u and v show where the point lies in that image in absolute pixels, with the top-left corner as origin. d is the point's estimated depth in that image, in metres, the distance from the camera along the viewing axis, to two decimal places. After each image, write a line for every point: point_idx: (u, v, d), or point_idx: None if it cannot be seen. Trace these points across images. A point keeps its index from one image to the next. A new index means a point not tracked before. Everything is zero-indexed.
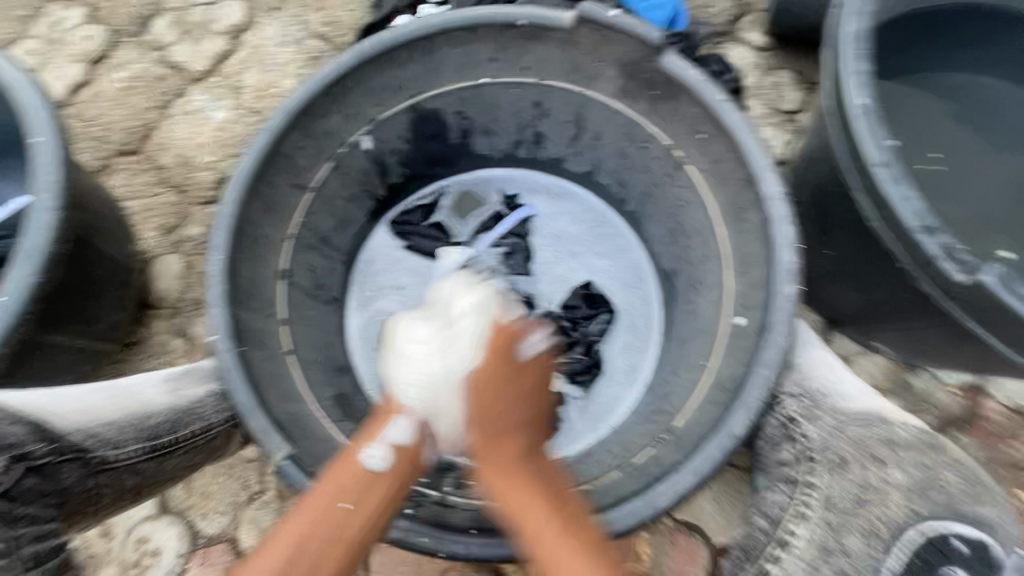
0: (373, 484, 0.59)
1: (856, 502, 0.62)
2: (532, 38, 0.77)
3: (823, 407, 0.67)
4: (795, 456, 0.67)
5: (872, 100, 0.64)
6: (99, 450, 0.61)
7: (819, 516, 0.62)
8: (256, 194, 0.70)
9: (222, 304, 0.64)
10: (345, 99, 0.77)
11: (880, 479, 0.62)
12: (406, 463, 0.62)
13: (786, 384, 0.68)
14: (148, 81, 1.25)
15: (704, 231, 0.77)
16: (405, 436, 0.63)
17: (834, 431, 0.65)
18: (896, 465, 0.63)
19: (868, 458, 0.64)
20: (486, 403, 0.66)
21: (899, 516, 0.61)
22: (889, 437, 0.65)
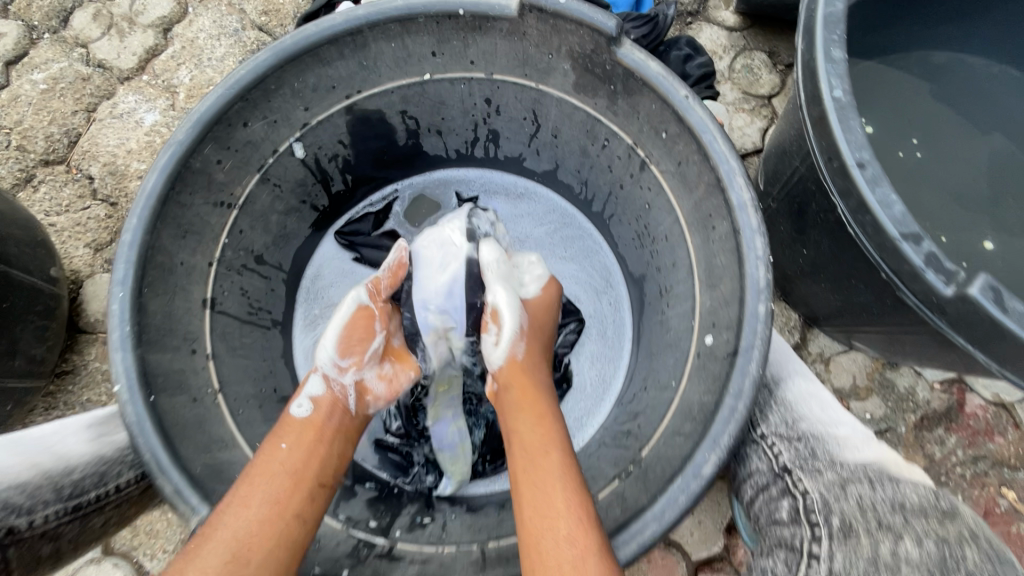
0: (302, 429, 0.62)
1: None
2: (474, 29, 0.68)
3: (819, 458, 0.56)
4: (794, 518, 0.53)
5: (848, 94, 0.58)
6: (10, 519, 0.49)
7: None
8: (165, 217, 0.62)
9: (126, 347, 0.56)
10: (269, 103, 0.68)
11: (895, 553, 0.48)
12: (329, 408, 0.65)
13: (778, 427, 0.60)
14: (72, 82, 1.14)
15: (672, 236, 0.71)
16: (317, 384, 0.66)
17: (835, 488, 0.53)
18: (911, 533, 0.49)
19: (879, 525, 0.50)
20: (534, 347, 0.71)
21: None
22: (899, 500, 0.52)
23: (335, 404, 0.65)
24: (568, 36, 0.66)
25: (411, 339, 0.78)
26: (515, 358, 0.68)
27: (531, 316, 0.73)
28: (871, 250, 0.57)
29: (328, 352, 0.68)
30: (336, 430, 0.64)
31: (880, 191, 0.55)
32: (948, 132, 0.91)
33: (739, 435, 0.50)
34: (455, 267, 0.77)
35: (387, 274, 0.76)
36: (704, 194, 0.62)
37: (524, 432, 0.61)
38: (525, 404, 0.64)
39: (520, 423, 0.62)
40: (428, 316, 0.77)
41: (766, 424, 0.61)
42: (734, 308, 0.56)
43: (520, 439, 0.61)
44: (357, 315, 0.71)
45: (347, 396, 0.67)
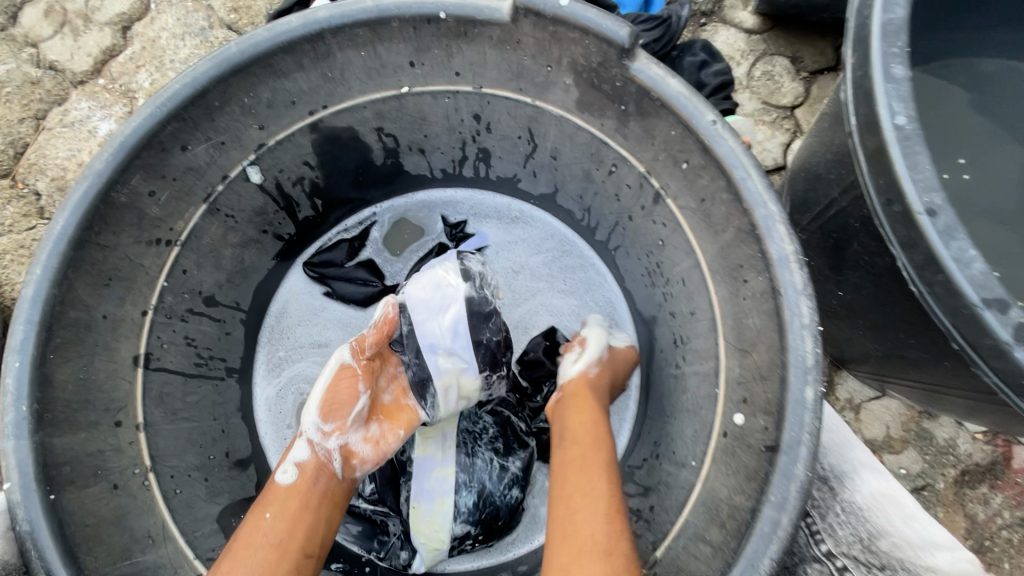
0: (290, 493, 0.56)
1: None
2: (459, 36, 0.57)
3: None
4: None
5: (915, 121, 0.47)
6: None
7: None
8: (81, 265, 0.51)
9: (22, 435, 0.45)
10: (214, 122, 0.57)
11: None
12: (315, 472, 0.59)
13: (846, 543, 0.53)
14: (19, 86, 1.03)
15: (690, 281, 0.60)
16: (304, 449, 0.59)
17: None
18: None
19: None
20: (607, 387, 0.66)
21: None
22: None
23: (322, 467, 0.59)
24: (571, 46, 0.55)
25: (420, 386, 0.65)
26: (586, 376, 0.65)
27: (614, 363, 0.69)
28: (940, 314, 0.47)
29: (313, 416, 0.61)
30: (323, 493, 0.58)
31: (956, 245, 0.44)
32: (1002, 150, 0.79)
33: (781, 560, 0.41)
34: (458, 306, 0.65)
35: (372, 330, 0.63)
36: (733, 240, 0.52)
37: (575, 466, 0.55)
38: (583, 438, 0.57)
39: (576, 454, 0.56)
40: (438, 362, 0.65)
41: (823, 531, 0.54)
42: (773, 387, 0.46)
43: (573, 470, 0.55)
44: (340, 375, 0.62)
45: (335, 461, 0.60)
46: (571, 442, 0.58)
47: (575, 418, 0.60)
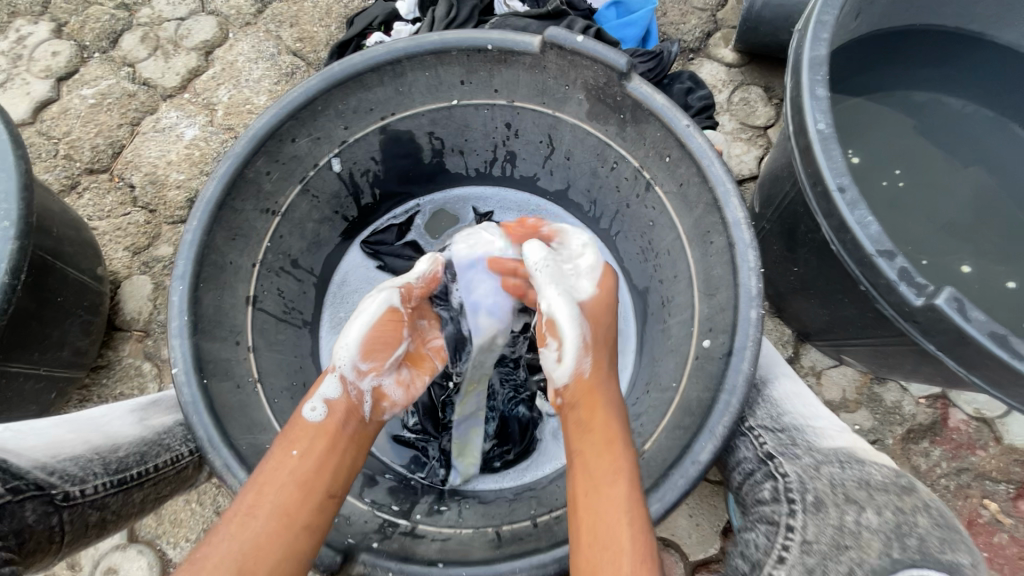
0: (317, 435, 0.64)
1: (837, 546, 0.53)
2: (501, 62, 0.77)
3: (797, 445, 0.65)
4: (774, 496, 0.60)
5: (831, 127, 0.65)
6: (64, 486, 0.58)
7: (796, 557, 0.54)
8: (220, 222, 0.70)
9: (183, 335, 0.63)
10: (315, 122, 0.76)
11: (856, 521, 0.54)
12: (342, 413, 0.67)
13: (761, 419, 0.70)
14: (118, 98, 1.21)
15: (673, 251, 0.78)
16: (335, 388, 0.68)
17: (810, 470, 0.61)
18: (871, 505, 0.56)
19: (846, 499, 0.57)
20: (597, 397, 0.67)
21: (881, 561, 0.50)
22: (864, 478, 0.60)
23: (350, 410, 0.68)
24: (584, 71, 0.75)
25: (456, 341, 0.82)
26: (581, 376, 0.67)
27: (593, 327, 0.70)
28: (851, 265, 0.64)
29: (349, 355, 0.69)
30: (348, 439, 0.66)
31: (857, 212, 0.62)
32: (928, 161, 0.98)
33: (732, 425, 0.57)
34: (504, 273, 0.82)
35: (421, 281, 0.79)
36: (703, 213, 0.70)
37: (602, 457, 0.61)
38: (603, 441, 0.62)
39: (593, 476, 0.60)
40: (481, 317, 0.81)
41: (754, 418, 0.70)
42: (729, 314, 0.64)
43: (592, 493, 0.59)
44: (383, 319, 0.73)
45: (364, 403, 0.70)
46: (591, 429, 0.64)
47: (589, 415, 0.65)
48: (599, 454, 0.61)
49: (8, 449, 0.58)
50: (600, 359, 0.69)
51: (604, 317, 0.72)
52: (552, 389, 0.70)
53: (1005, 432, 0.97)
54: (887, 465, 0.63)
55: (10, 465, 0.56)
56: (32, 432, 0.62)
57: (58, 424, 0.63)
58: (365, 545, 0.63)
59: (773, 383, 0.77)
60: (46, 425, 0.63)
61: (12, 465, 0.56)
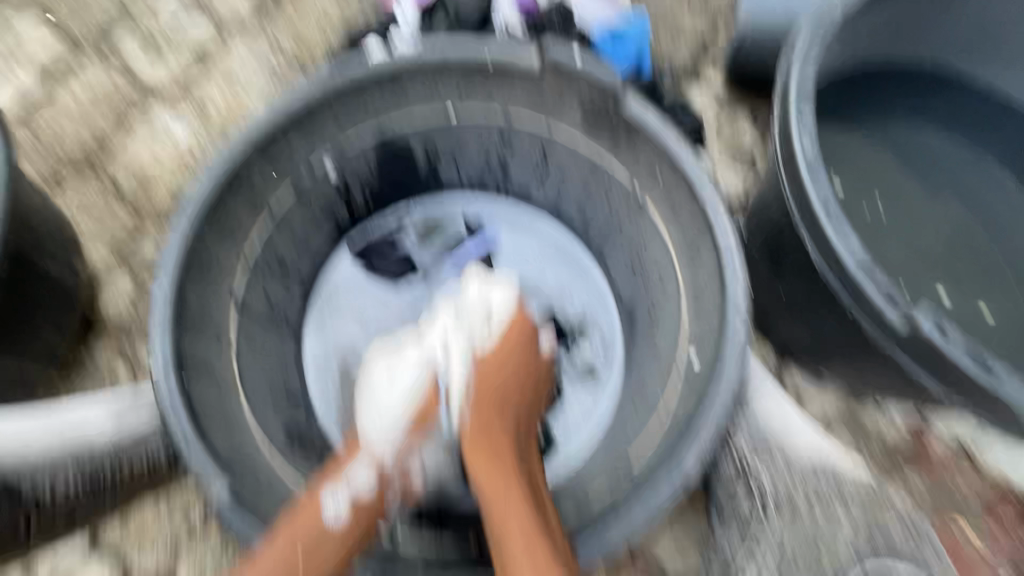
0: (332, 528, 0.64)
1: (809, 543, 0.74)
2: (499, 74, 0.78)
3: (771, 452, 0.76)
4: (752, 503, 0.77)
5: (817, 150, 0.68)
6: None
7: (768, 551, 0.75)
8: (210, 218, 0.70)
9: (166, 327, 0.64)
10: (310, 124, 0.76)
11: (826, 525, 0.74)
12: (366, 504, 0.67)
13: (739, 431, 0.78)
14: (107, 93, 1.18)
15: (662, 266, 0.79)
16: (365, 478, 0.68)
17: (782, 475, 0.76)
18: (841, 508, 0.75)
19: (814, 502, 0.75)
20: (490, 374, 0.73)
21: (846, 553, 0.73)
22: (834, 484, 0.76)
23: (374, 506, 0.68)
24: (581, 86, 0.76)
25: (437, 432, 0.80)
26: (471, 381, 0.72)
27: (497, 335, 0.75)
28: (834, 282, 0.67)
29: (388, 441, 0.71)
30: (363, 533, 0.66)
31: (843, 234, 0.64)
32: (908, 189, 1.01)
33: (719, 435, 0.60)
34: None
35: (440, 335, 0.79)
36: (693, 228, 0.72)
37: (497, 471, 0.67)
38: (497, 466, 0.67)
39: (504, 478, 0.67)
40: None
41: (733, 433, 0.78)
42: (718, 329, 0.65)
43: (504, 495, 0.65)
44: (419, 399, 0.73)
45: (392, 494, 0.70)
46: (485, 454, 0.68)
47: (476, 436, 0.70)
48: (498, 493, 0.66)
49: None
50: (495, 381, 0.73)
51: (512, 340, 0.76)
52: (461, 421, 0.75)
53: (979, 456, 0.99)
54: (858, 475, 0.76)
55: None
56: None
57: None
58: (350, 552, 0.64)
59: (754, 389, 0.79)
60: (17, 420, 0.62)
61: None
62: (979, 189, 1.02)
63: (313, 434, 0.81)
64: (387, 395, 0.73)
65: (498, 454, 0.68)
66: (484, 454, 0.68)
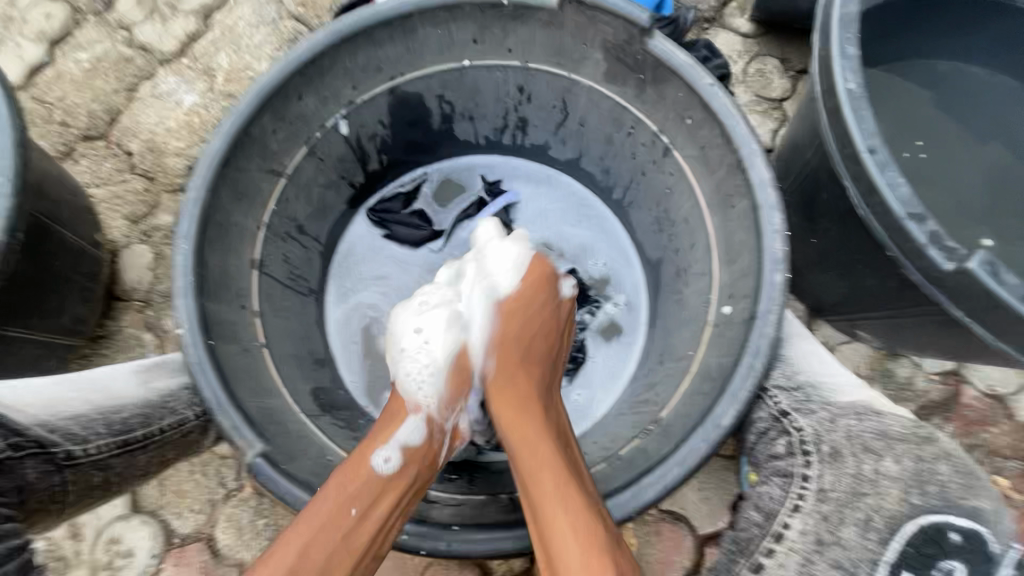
0: (385, 489, 0.59)
1: (853, 493, 0.59)
2: (515, 19, 0.73)
3: (812, 400, 0.64)
4: (788, 447, 0.64)
5: (861, 86, 0.63)
6: (66, 445, 0.56)
7: (813, 507, 0.59)
8: (225, 180, 0.68)
9: (189, 295, 0.63)
10: (321, 80, 0.73)
11: (876, 470, 0.59)
12: (414, 464, 0.62)
13: (775, 377, 0.66)
14: (114, 63, 1.16)
15: (690, 219, 0.76)
16: (414, 434, 0.63)
17: (826, 422, 0.62)
18: (890, 454, 0.60)
19: (863, 449, 0.61)
20: (515, 328, 0.68)
21: (895, 507, 0.57)
22: (881, 428, 0.62)
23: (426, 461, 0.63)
24: (603, 27, 0.72)
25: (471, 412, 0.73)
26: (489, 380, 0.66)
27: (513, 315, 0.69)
28: (878, 230, 0.63)
29: (432, 395, 0.65)
30: (415, 494, 0.61)
31: (888, 174, 0.60)
32: (948, 133, 0.96)
33: (755, 389, 0.57)
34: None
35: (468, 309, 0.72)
36: (725, 176, 0.68)
37: (519, 432, 0.62)
38: (524, 432, 0.62)
39: (529, 440, 0.61)
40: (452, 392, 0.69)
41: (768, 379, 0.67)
42: (753, 279, 0.63)
43: (541, 457, 0.60)
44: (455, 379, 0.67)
45: (443, 449, 0.66)
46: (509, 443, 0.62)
47: (497, 407, 0.65)
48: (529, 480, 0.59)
49: (7, 406, 0.55)
50: (508, 348, 0.67)
51: (523, 305, 0.70)
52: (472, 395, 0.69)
53: (1018, 409, 0.96)
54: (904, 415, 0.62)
55: (14, 422, 0.53)
56: (28, 387, 0.58)
57: (56, 381, 0.60)
58: None
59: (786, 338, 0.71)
60: (44, 381, 0.60)
61: (14, 423, 0.53)
62: None
63: (340, 398, 0.82)
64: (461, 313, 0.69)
65: (525, 420, 0.63)
66: (507, 415, 0.64)
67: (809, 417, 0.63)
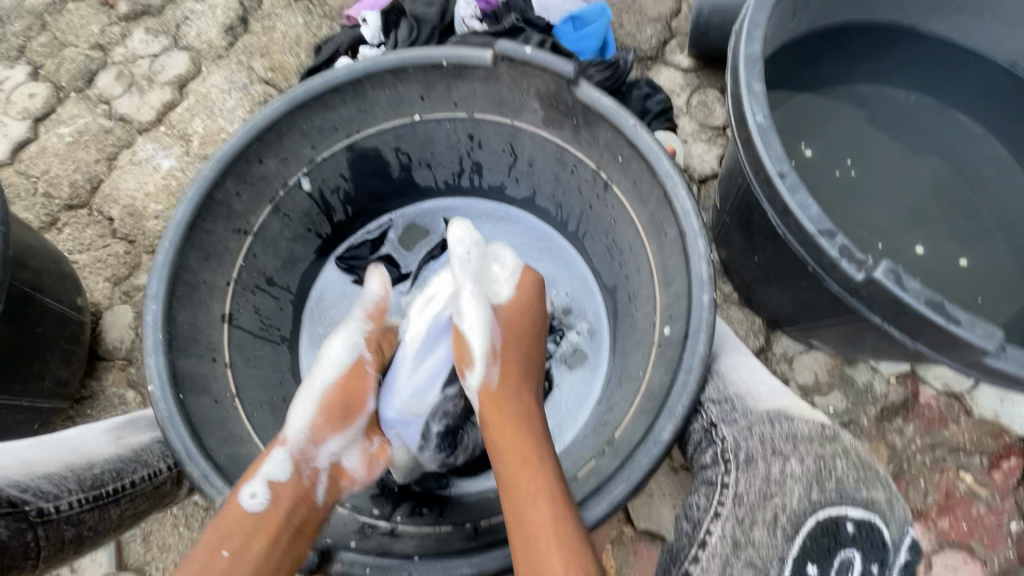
0: (254, 531, 0.61)
1: (763, 496, 0.63)
2: (456, 77, 0.80)
3: (736, 409, 0.70)
4: (714, 458, 0.68)
5: (769, 118, 0.69)
6: (38, 502, 0.59)
7: (730, 512, 0.63)
8: (192, 241, 0.73)
9: (159, 352, 0.67)
10: (281, 143, 0.79)
11: (783, 472, 0.64)
12: (286, 497, 0.64)
13: (708, 391, 0.72)
14: (95, 135, 1.23)
15: (634, 247, 0.82)
16: (284, 468, 0.65)
17: (746, 431, 0.68)
18: (795, 455, 0.65)
19: (774, 453, 0.65)
20: (512, 338, 0.74)
21: (800, 505, 0.62)
22: (793, 432, 0.67)
23: (299, 495, 0.65)
24: (535, 80, 0.78)
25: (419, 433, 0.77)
26: (487, 387, 0.70)
27: (505, 330, 0.73)
28: (797, 247, 0.68)
29: (301, 428, 0.68)
30: (292, 533, 0.63)
31: (798, 196, 0.66)
32: (880, 149, 1.03)
33: (691, 403, 0.61)
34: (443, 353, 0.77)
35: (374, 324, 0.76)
36: (656, 206, 0.74)
37: (511, 449, 0.65)
38: (517, 445, 0.65)
39: (518, 450, 0.65)
40: (393, 419, 0.75)
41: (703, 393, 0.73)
42: (685, 300, 0.67)
43: (527, 465, 0.64)
44: (351, 383, 0.72)
45: (318, 486, 0.68)
46: (504, 453, 0.66)
47: (493, 425, 0.68)
48: (517, 489, 0.63)
49: None
50: (506, 365, 0.72)
51: (521, 316, 0.75)
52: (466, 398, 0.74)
53: (974, 404, 1.00)
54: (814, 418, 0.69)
55: None
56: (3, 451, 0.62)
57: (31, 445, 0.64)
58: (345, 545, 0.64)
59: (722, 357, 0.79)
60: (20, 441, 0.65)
61: None
62: (949, 141, 1.03)
63: None
64: (315, 373, 0.72)
65: (517, 435, 0.66)
66: (500, 432, 0.67)
67: (733, 427, 0.68)
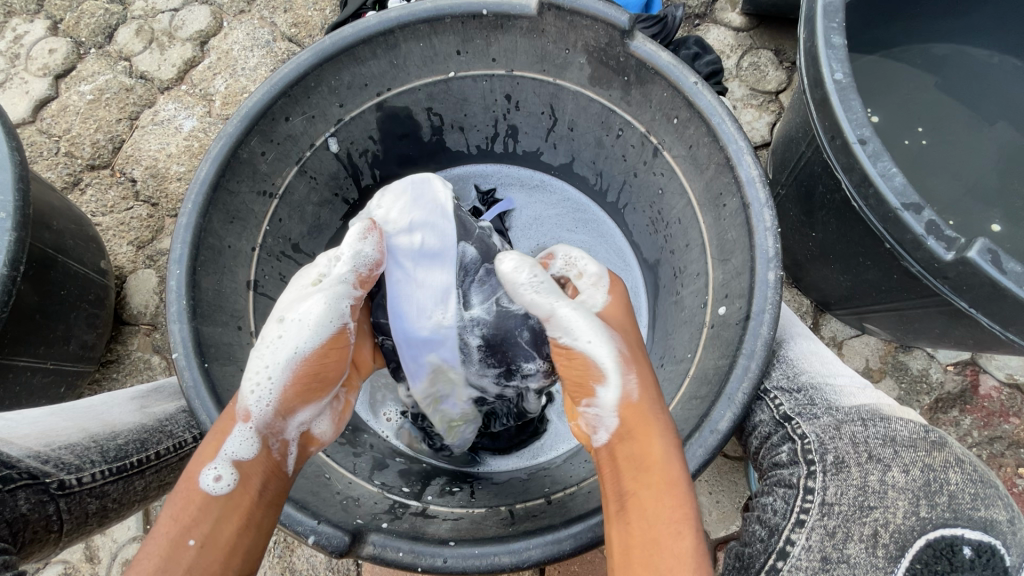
0: (224, 512, 0.53)
1: (860, 507, 0.54)
2: (497, 29, 0.73)
3: (817, 405, 0.64)
4: (791, 457, 0.61)
5: (849, 76, 0.62)
6: (59, 474, 0.57)
7: (817, 521, 0.54)
8: (216, 203, 0.69)
9: (183, 319, 0.64)
10: (308, 100, 0.74)
11: (881, 481, 0.55)
12: (255, 474, 0.55)
13: (776, 379, 0.68)
14: (116, 93, 1.19)
15: (683, 218, 0.76)
16: (247, 443, 0.55)
17: (831, 429, 0.60)
18: (897, 463, 0.56)
19: (869, 459, 0.57)
20: (633, 342, 0.60)
21: (905, 522, 0.52)
22: (891, 434, 0.59)
23: (270, 470, 0.56)
24: (584, 31, 0.71)
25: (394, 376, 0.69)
26: (629, 399, 0.56)
27: (623, 333, 0.60)
28: (875, 222, 0.61)
29: (266, 403, 0.56)
30: (266, 509, 0.55)
31: (881, 164, 0.59)
32: (953, 119, 0.94)
33: (753, 391, 0.56)
34: (442, 268, 0.67)
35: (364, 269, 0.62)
36: (714, 174, 0.67)
37: (652, 469, 0.53)
38: (660, 466, 0.53)
39: (658, 471, 0.53)
40: (415, 340, 0.66)
41: (770, 380, 0.69)
42: (746, 278, 0.62)
43: (668, 491, 0.52)
44: (326, 349, 0.58)
45: (288, 457, 0.58)
46: (647, 472, 0.53)
47: (635, 438, 0.55)
48: (656, 513, 0.51)
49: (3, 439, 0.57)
50: (643, 371, 0.58)
51: (624, 322, 0.63)
52: (586, 414, 0.58)
53: None
54: (914, 420, 0.60)
55: (7, 455, 0.55)
56: (25, 422, 0.61)
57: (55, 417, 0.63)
58: (375, 526, 0.61)
59: (788, 344, 0.75)
60: (41, 415, 0.64)
61: (8, 455, 0.55)
62: None
63: None
64: (283, 335, 0.57)
65: (657, 455, 0.53)
66: (640, 445, 0.54)
67: (813, 424, 0.61)
